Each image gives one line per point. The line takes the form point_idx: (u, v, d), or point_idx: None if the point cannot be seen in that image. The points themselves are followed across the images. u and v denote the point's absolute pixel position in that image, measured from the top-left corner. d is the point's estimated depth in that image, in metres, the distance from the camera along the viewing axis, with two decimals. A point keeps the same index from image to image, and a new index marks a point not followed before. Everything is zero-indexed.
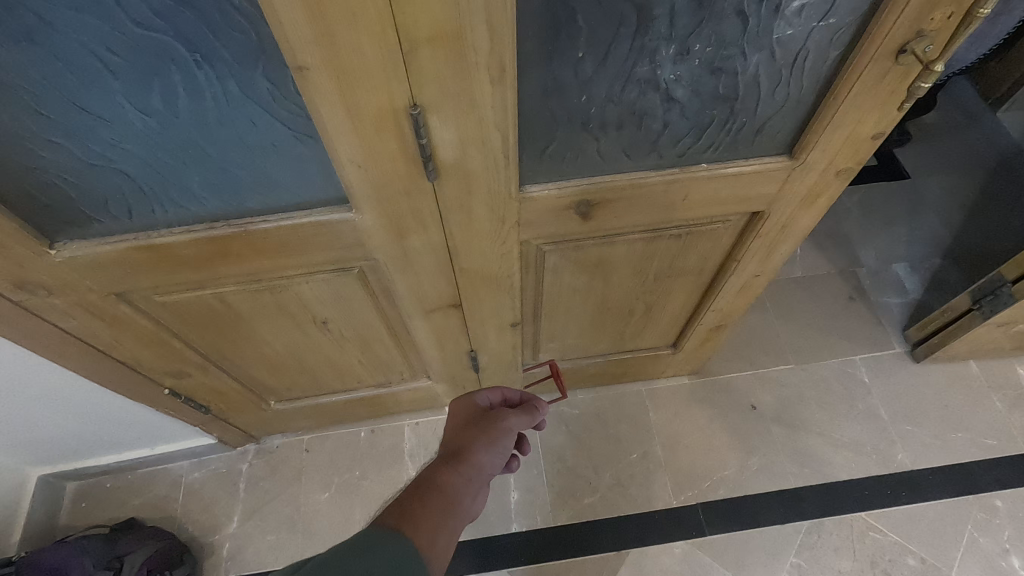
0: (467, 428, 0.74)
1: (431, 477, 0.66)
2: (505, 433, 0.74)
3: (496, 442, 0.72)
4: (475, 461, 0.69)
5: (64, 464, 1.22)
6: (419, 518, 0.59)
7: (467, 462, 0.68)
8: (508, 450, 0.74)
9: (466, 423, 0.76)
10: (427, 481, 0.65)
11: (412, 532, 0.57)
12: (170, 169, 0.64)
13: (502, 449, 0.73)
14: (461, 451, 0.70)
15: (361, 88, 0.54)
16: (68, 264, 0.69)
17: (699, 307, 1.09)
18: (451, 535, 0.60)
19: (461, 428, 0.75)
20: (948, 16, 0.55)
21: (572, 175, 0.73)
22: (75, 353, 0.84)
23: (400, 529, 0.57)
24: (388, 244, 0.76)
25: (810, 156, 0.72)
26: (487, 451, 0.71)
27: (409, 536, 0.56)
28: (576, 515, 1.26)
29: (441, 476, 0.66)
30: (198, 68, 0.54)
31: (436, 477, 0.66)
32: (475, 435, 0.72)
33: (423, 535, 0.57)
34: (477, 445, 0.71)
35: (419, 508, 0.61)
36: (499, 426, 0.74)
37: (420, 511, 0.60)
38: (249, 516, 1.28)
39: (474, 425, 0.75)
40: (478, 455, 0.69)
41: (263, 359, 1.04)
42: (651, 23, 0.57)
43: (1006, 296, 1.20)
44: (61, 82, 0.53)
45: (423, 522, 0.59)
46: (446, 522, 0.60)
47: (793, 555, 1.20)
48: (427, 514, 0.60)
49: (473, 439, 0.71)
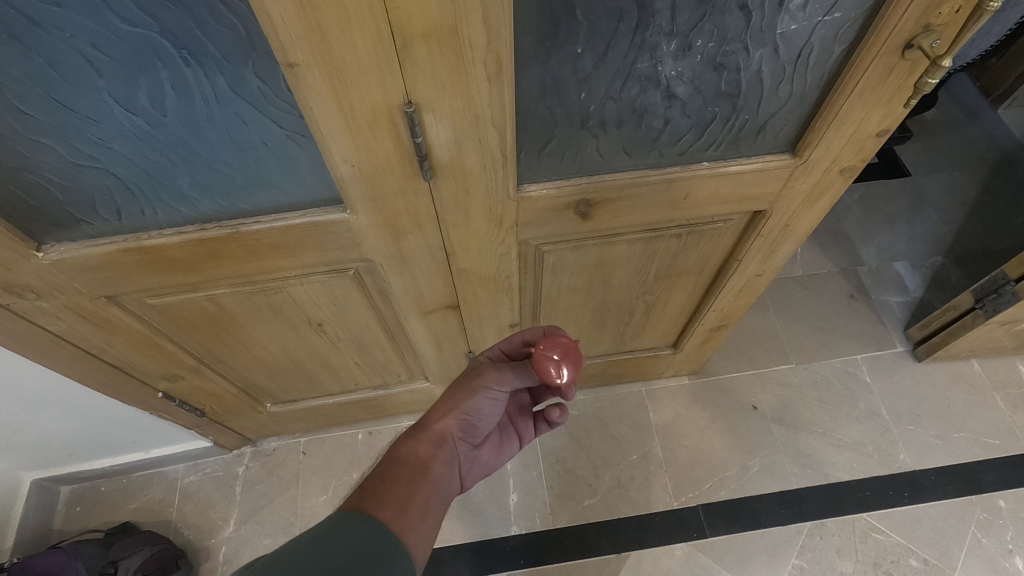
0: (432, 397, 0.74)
1: (396, 451, 0.67)
2: (469, 393, 0.71)
3: (459, 405, 0.71)
4: (436, 428, 0.70)
5: (57, 468, 1.21)
6: (382, 489, 0.59)
7: (427, 430, 0.69)
8: (482, 409, 0.72)
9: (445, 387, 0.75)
10: (392, 455, 0.66)
11: (375, 504, 0.57)
12: (159, 169, 0.62)
13: (470, 410, 0.71)
14: (423, 421, 0.71)
15: (354, 86, 0.53)
16: (57, 267, 0.68)
17: (700, 307, 1.08)
18: (419, 499, 0.60)
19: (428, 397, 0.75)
20: (955, 10, 0.54)
21: (570, 173, 0.71)
22: (65, 356, 0.82)
23: (360, 504, 0.57)
24: (384, 245, 0.75)
25: (813, 154, 0.70)
26: (448, 416, 0.70)
27: (372, 508, 0.56)
28: (575, 517, 1.25)
29: (403, 449, 0.67)
30: (187, 65, 0.52)
31: (398, 450, 0.67)
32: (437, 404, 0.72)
33: (386, 505, 0.57)
34: (436, 413, 0.71)
35: (382, 479, 0.61)
36: (463, 387, 0.71)
37: (383, 483, 0.60)
38: (245, 520, 1.26)
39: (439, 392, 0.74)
40: (438, 422, 0.70)
41: (258, 361, 1.02)
42: (652, 18, 0.56)
43: (1008, 294, 1.18)
44: (44, 80, 0.51)
45: (385, 491, 0.59)
46: (411, 489, 0.61)
47: (795, 557, 1.19)
48: (390, 484, 0.61)
49: (441, 406, 0.71)
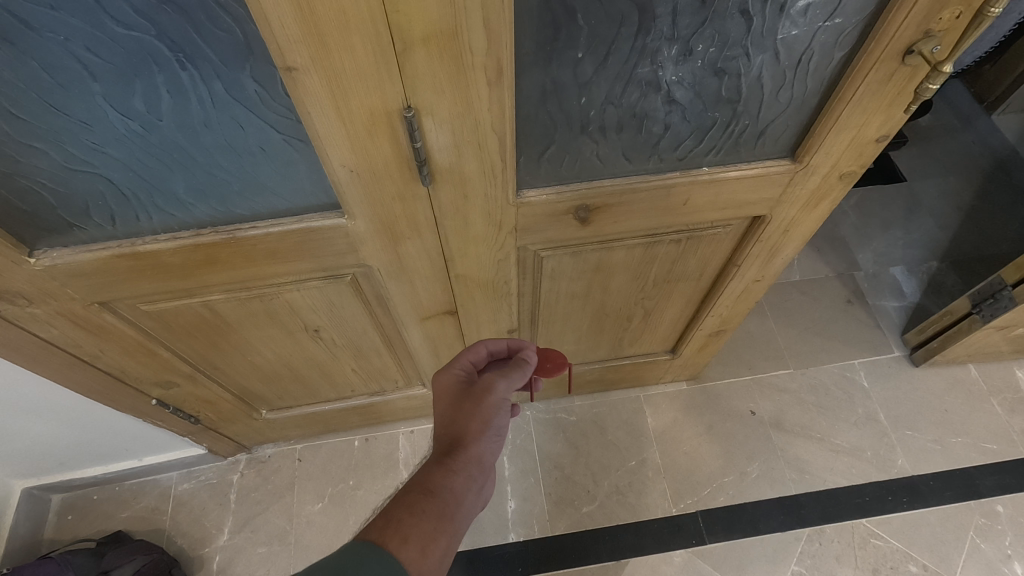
0: (454, 413, 0.69)
1: (423, 479, 0.62)
2: (492, 412, 0.69)
3: (490, 427, 0.68)
4: (471, 454, 0.65)
5: (49, 476, 1.19)
6: (408, 525, 0.56)
7: (461, 457, 0.64)
8: (504, 429, 0.70)
9: (453, 404, 0.70)
10: (421, 484, 0.62)
11: (398, 544, 0.54)
12: (155, 174, 0.62)
13: (496, 431, 0.69)
14: (454, 444, 0.66)
15: (352, 89, 0.52)
16: (48, 272, 0.67)
17: (699, 313, 1.07)
18: (445, 538, 0.57)
19: (449, 413, 0.70)
20: (956, 15, 0.54)
21: (570, 179, 0.71)
22: (57, 363, 0.81)
23: (384, 542, 0.54)
24: (381, 251, 0.74)
25: (813, 159, 0.70)
26: (482, 439, 0.67)
27: (394, 548, 0.53)
28: (574, 524, 1.24)
29: (435, 478, 0.62)
30: (182, 69, 0.51)
31: (429, 479, 0.62)
32: (466, 423, 0.67)
33: (411, 547, 0.54)
34: (470, 435, 0.66)
35: (409, 514, 0.57)
36: (489, 404, 0.69)
37: (409, 519, 0.57)
38: (240, 528, 1.24)
39: (461, 407, 0.69)
40: (469, 447, 0.65)
41: (253, 367, 1.01)
42: (653, 22, 0.55)
43: (1006, 299, 1.18)
44: (38, 84, 0.50)
45: (411, 529, 0.55)
46: (439, 527, 0.57)
47: (794, 563, 1.18)
48: (418, 520, 0.57)
49: (466, 427, 0.67)
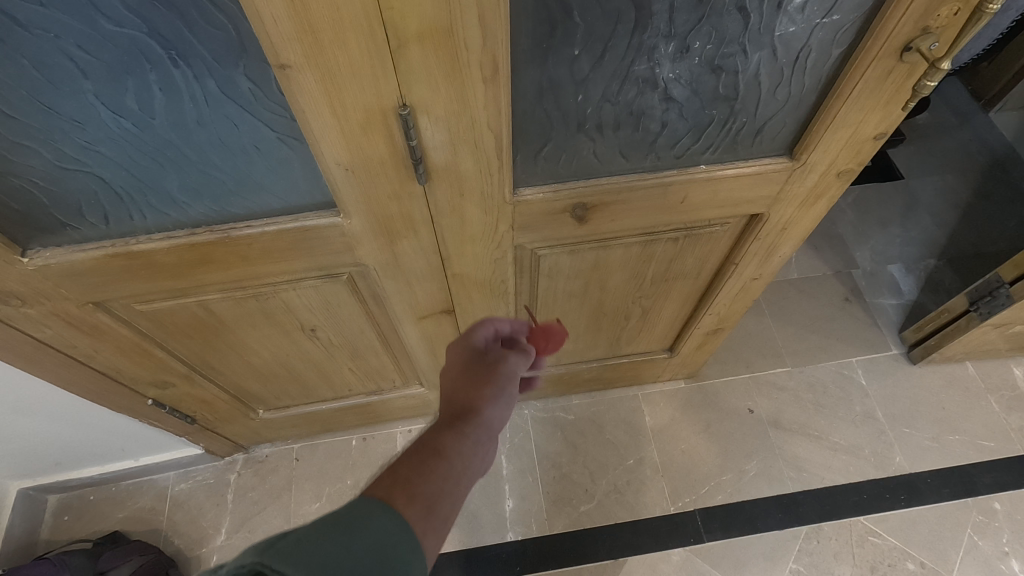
0: (468, 376, 0.65)
1: (433, 440, 0.58)
2: (505, 379, 0.65)
3: (504, 393, 0.64)
4: (482, 420, 0.61)
5: (45, 476, 1.18)
6: (415, 487, 0.51)
7: (473, 422, 0.60)
8: (516, 399, 0.66)
9: (466, 369, 0.66)
10: (430, 445, 0.57)
11: (404, 505, 0.49)
12: (149, 173, 0.61)
13: (510, 399, 0.65)
14: (467, 407, 0.62)
15: (346, 86, 0.52)
16: (42, 272, 0.66)
17: (696, 311, 1.07)
18: (452, 504, 0.52)
19: (461, 377, 0.66)
20: (954, 12, 0.53)
21: (566, 177, 0.70)
22: (51, 363, 0.80)
23: (390, 502, 0.49)
24: (378, 250, 0.74)
25: (811, 157, 0.70)
26: (494, 405, 0.63)
27: (401, 510, 0.49)
28: (572, 523, 1.24)
29: (445, 440, 0.58)
30: (175, 67, 0.51)
31: (438, 439, 0.58)
32: (481, 388, 0.63)
33: (418, 509, 0.50)
34: (484, 399, 0.62)
35: (414, 477, 0.53)
36: (503, 372, 0.65)
37: (417, 481, 0.52)
38: (237, 528, 1.24)
39: (476, 373, 0.65)
40: (482, 411, 0.61)
41: (250, 367, 1.01)
42: (650, 19, 0.55)
43: (1003, 296, 1.18)
44: (29, 82, 0.50)
45: (419, 492, 0.51)
46: (448, 491, 0.53)
47: (793, 561, 1.18)
48: (425, 482, 0.53)
49: (479, 392, 0.63)
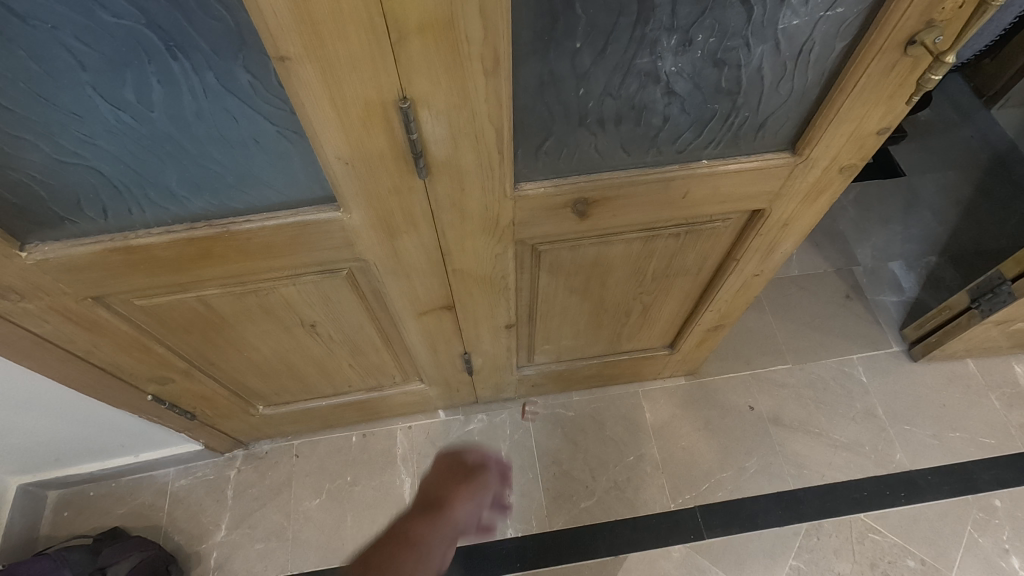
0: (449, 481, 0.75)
1: (405, 531, 0.67)
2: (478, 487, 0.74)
3: (475, 498, 0.73)
4: (451, 518, 0.69)
5: (45, 472, 1.18)
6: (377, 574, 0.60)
7: (440, 517, 0.68)
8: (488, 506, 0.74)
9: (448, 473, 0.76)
10: (402, 536, 0.66)
11: None
12: (148, 166, 0.61)
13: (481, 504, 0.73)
14: (438, 505, 0.71)
15: (346, 79, 0.51)
16: (40, 267, 0.66)
17: (697, 308, 1.07)
18: None
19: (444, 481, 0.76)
20: (960, 5, 0.53)
21: (568, 172, 0.70)
22: (50, 359, 0.80)
23: None
24: (378, 244, 0.74)
25: (813, 152, 0.70)
26: (465, 506, 0.71)
27: None
28: (572, 519, 1.24)
29: (414, 529, 0.67)
30: (174, 59, 0.50)
31: (410, 531, 0.66)
32: (452, 490, 0.73)
33: None
34: (454, 499, 0.71)
35: (383, 565, 0.62)
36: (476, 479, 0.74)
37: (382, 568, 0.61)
38: (238, 524, 1.24)
39: (451, 476, 0.75)
40: (452, 513, 0.69)
41: (249, 363, 1.00)
42: (653, 12, 0.54)
43: (1005, 293, 1.18)
44: (26, 74, 0.50)
45: None
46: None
47: (793, 558, 1.19)
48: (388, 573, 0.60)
49: (452, 494, 0.72)
